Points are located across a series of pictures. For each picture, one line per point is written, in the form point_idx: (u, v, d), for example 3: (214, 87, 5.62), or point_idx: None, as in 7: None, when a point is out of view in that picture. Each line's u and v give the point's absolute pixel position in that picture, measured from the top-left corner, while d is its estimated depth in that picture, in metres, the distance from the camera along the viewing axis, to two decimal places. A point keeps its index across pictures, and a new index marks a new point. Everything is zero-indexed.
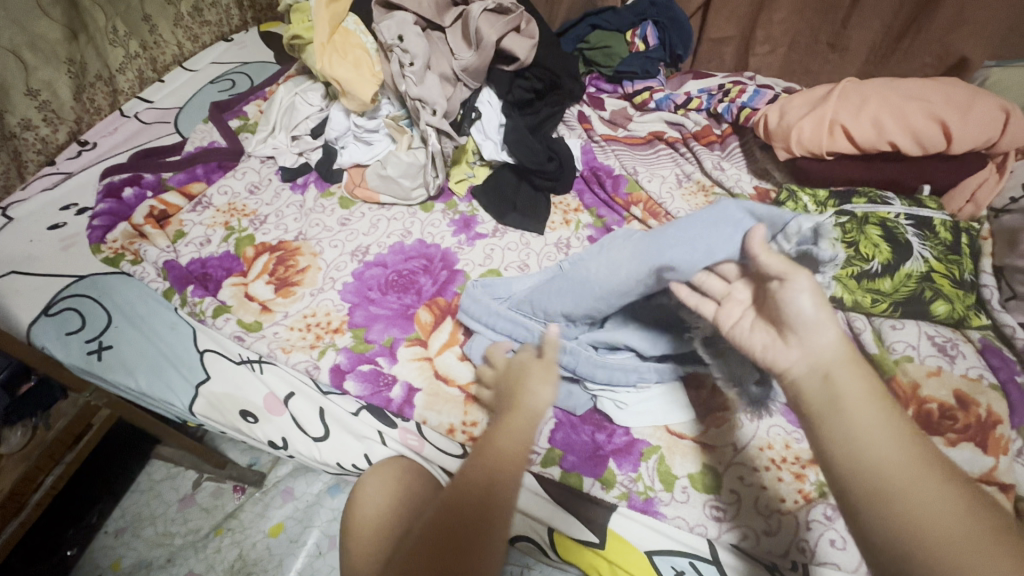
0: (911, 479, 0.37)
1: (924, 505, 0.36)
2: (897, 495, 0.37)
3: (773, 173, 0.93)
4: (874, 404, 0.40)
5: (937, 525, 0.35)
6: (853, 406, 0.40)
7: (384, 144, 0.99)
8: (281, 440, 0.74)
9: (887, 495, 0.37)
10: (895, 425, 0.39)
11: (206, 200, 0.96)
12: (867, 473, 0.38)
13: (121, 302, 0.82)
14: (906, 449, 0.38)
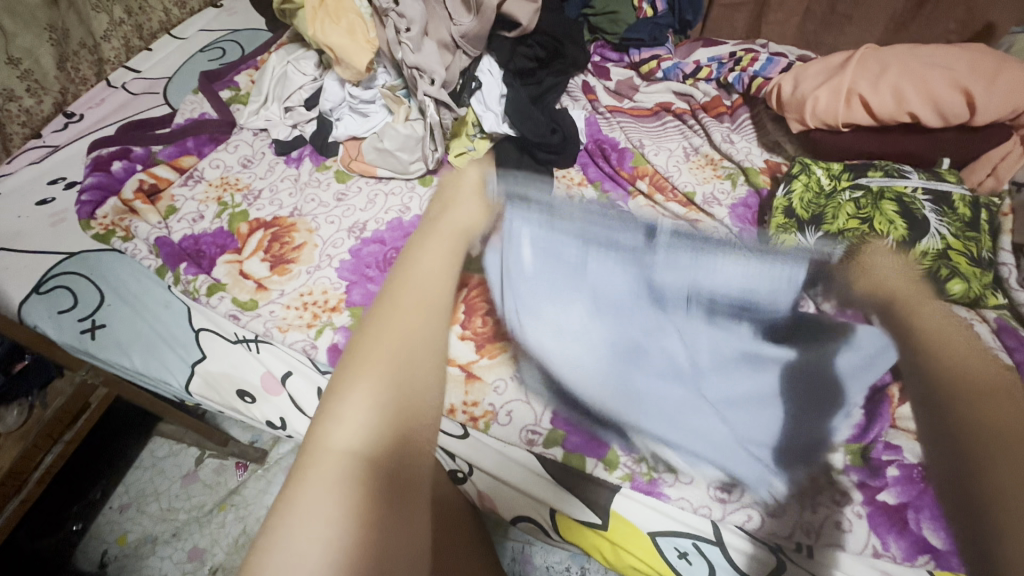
0: (966, 383, 0.54)
1: (977, 404, 0.52)
2: (945, 393, 0.54)
3: (785, 146, 0.89)
4: (944, 325, 0.59)
5: (964, 381, 0.54)
6: (939, 342, 0.57)
7: (380, 115, 0.95)
8: (279, 420, 0.73)
9: (943, 388, 0.55)
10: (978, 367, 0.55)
11: (197, 173, 0.93)
12: (940, 379, 0.55)
13: (114, 280, 0.80)
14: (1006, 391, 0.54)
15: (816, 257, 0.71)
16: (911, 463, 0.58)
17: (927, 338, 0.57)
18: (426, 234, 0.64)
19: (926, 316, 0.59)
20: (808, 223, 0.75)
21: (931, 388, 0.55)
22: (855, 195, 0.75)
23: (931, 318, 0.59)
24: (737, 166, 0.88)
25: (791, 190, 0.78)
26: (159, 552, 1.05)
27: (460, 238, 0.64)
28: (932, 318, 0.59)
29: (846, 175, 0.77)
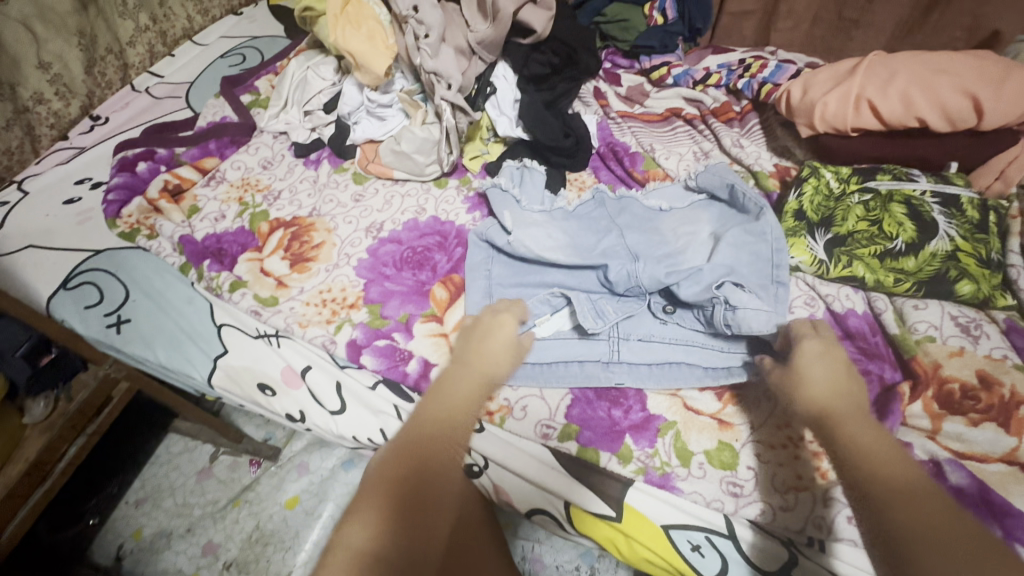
0: (907, 489, 0.47)
1: (903, 510, 0.45)
2: (891, 496, 0.46)
3: (794, 150, 0.92)
4: (878, 437, 0.52)
5: (900, 490, 0.47)
6: (874, 450, 0.51)
7: (397, 119, 0.97)
8: (298, 413, 0.73)
9: (885, 492, 0.47)
10: (915, 477, 0.48)
11: (219, 174, 0.96)
12: (886, 479, 0.48)
13: (139, 277, 0.82)
14: (923, 492, 0.47)
15: (825, 260, 0.74)
16: (921, 459, 0.59)
17: (859, 448, 0.51)
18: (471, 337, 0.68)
19: (860, 428, 0.53)
20: (817, 226, 0.76)
21: (867, 487, 0.48)
22: (864, 198, 0.77)
23: (884, 452, 0.50)
24: (746, 169, 0.91)
25: (801, 193, 0.79)
26: (174, 547, 1.07)
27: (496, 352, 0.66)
28: (905, 469, 0.49)
29: (855, 178, 0.79)
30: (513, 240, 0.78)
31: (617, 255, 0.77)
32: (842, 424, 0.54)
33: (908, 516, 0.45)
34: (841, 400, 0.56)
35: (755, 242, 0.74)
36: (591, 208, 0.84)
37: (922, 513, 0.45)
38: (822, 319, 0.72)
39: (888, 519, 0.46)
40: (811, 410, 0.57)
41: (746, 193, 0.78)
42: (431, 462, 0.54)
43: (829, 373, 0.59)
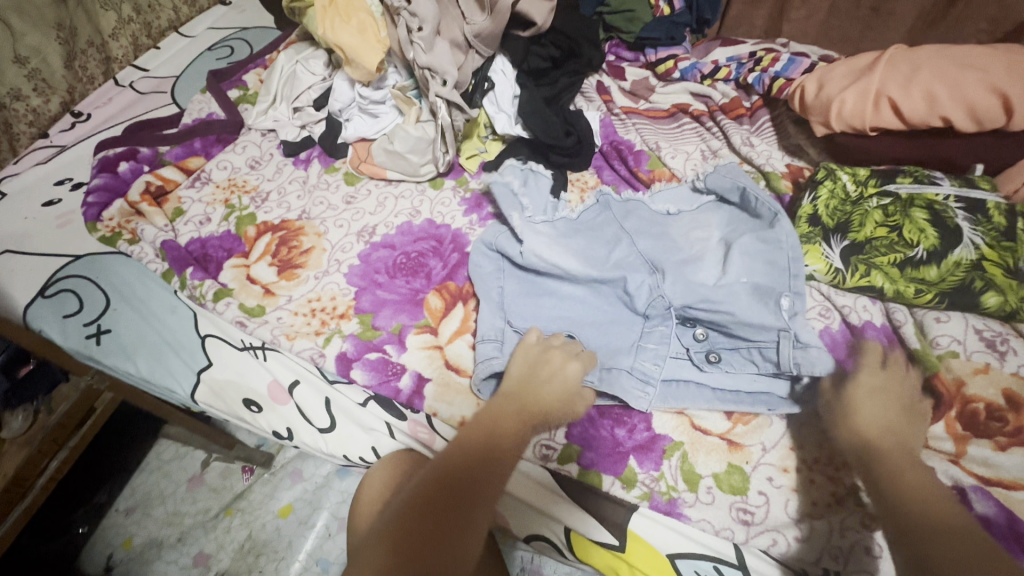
0: (948, 527, 0.44)
1: (947, 543, 0.43)
2: (925, 530, 0.45)
3: (808, 150, 0.87)
4: (926, 479, 0.50)
5: (945, 528, 0.44)
6: (912, 488, 0.49)
7: (390, 117, 0.93)
8: (286, 431, 0.70)
9: (912, 523, 0.46)
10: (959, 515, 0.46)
11: (205, 175, 0.92)
12: (908, 512, 0.47)
13: (120, 285, 0.79)
14: (968, 533, 0.44)
15: (841, 269, 0.70)
16: (943, 486, 0.56)
17: (894, 482, 0.50)
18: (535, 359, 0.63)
19: (908, 468, 0.51)
20: (833, 231, 0.72)
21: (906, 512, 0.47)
22: (883, 202, 0.72)
23: (925, 485, 0.49)
24: (757, 169, 0.87)
25: (816, 197, 0.75)
26: (165, 557, 1.05)
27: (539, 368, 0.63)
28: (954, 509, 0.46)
29: (874, 180, 0.74)
30: (524, 251, 0.72)
31: (631, 267, 0.73)
32: (882, 462, 0.52)
33: (947, 548, 0.43)
34: (887, 435, 0.55)
35: (770, 251, 0.69)
36: (597, 213, 0.79)
37: (938, 542, 0.43)
38: (838, 332, 0.69)
39: (916, 547, 0.44)
40: (854, 441, 0.56)
41: (758, 197, 0.74)
42: (470, 504, 0.48)
43: (885, 406, 0.57)
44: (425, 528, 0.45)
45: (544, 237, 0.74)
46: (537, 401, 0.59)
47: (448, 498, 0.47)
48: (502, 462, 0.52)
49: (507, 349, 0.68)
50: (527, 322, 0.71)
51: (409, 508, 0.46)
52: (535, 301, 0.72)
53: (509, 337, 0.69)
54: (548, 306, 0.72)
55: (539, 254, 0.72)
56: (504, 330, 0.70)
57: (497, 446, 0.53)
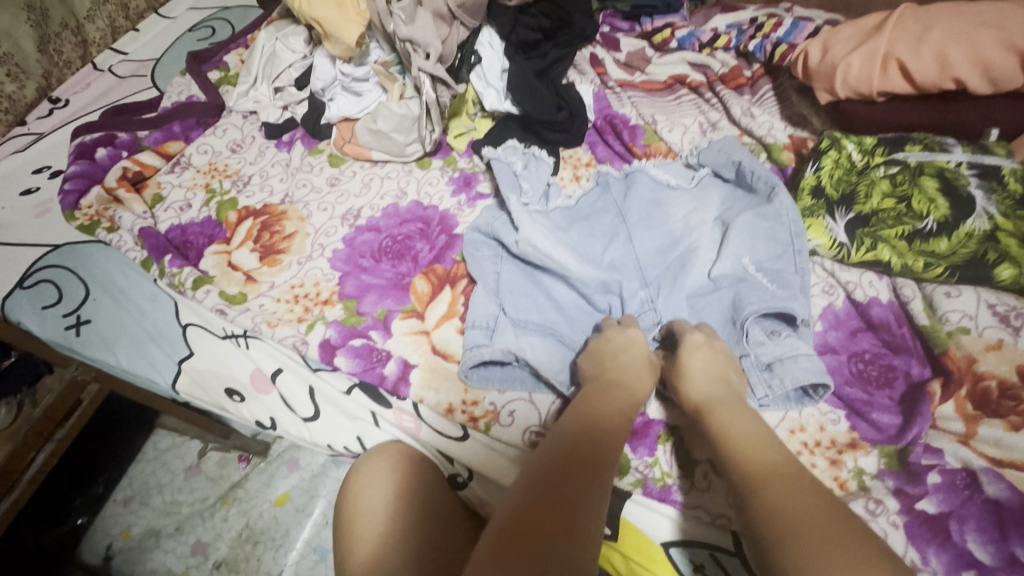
0: (775, 477, 0.44)
1: (782, 492, 0.43)
2: (756, 486, 0.44)
3: (812, 120, 0.83)
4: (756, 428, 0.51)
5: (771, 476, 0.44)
6: (739, 442, 0.49)
7: (374, 95, 0.90)
8: (269, 420, 0.68)
9: (749, 480, 0.45)
10: (779, 458, 0.47)
11: (184, 159, 0.89)
12: (741, 469, 0.47)
13: (99, 274, 0.76)
14: (787, 477, 0.44)
15: (846, 243, 0.67)
16: (953, 468, 0.53)
17: (727, 437, 0.50)
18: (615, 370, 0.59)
19: (737, 418, 0.52)
20: (837, 205, 0.69)
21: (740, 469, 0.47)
22: (891, 170, 0.69)
23: (762, 448, 0.48)
24: (758, 141, 0.83)
25: (819, 167, 0.72)
26: (162, 546, 1.04)
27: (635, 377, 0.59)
28: (776, 454, 0.47)
29: (881, 149, 0.71)
30: (519, 239, 0.69)
31: (627, 268, 0.71)
32: (716, 412, 0.53)
33: (779, 497, 0.42)
34: (713, 389, 0.56)
35: (770, 227, 0.68)
36: (595, 197, 0.77)
37: (784, 506, 0.42)
38: (841, 309, 0.66)
39: (752, 506, 0.43)
40: (693, 400, 0.56)
41: (755, 170, 0.72)
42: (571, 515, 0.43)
43: (708, 372, 0.57)
44: (528, 546, 0.39)
45: (540, 225, 0.71)
46: (616, 393, 0.56)
47: (546, 510, 0.42)
48: (596, 462, 0.48)
49: (498, 337, 0.64)
50: (522, 315, 0.68)
51: (506, 526, 0.42)
52: (530, 296, 0.70)
53: (503, 325, 0.66)
54: (542, 300, 0.69)
55: (536, 242, 0.69)
56: (498, 318, 0.67)
57: (588, 450, 0.49)
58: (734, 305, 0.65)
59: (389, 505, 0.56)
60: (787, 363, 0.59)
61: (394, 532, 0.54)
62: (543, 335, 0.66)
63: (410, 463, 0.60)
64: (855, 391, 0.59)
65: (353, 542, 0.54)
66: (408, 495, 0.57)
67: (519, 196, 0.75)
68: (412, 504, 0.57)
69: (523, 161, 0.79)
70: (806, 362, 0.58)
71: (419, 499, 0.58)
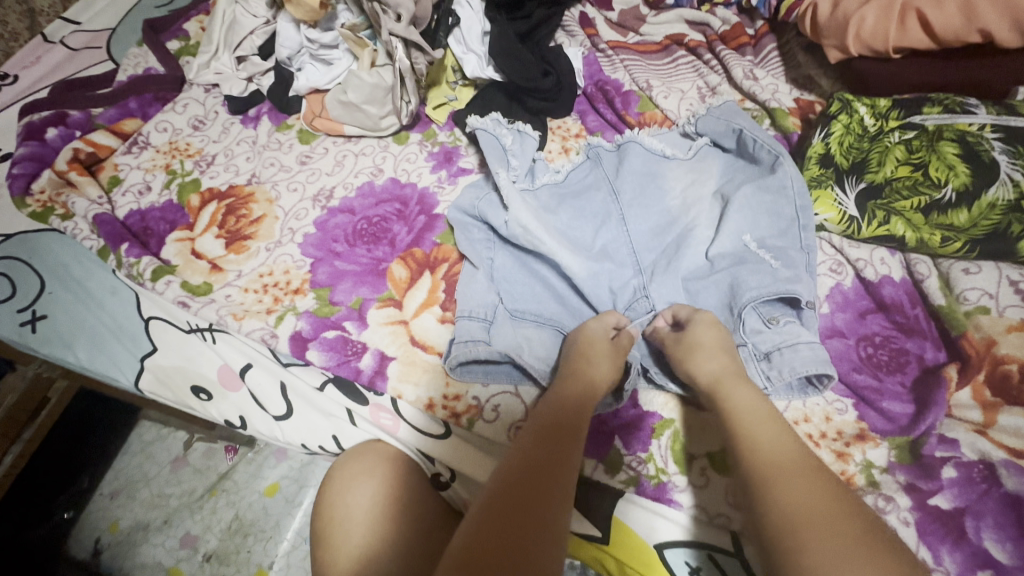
0: (789, 466, 0.42)
1: (795, 484, 0.40)
2: (765, 474, 0.42)
3: (820, 81, 0.77)
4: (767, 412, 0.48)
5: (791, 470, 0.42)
6: (750, 426, 0.46)
7: (345, 62, 0.82)
8: (239, 419, 0.64)
9: (755, 469, 0.43)
10: (793, 448, 0.44)
11: (142, 139, 0.82)
12: (749, 456, 0.44)
13: (54, 265, 0.71)
14: (800, 468, 0.42)
15: (856, 217, 0.62)
16: (969, 461, 0.49)
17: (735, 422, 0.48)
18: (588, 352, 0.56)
19: (752, 404, 0.49)
20: (847, 174, 0.64)
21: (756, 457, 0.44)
22: (906, 135, 0.63)
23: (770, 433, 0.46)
24: (761, 106, 0.77)
25: (829, 133, 0.66)
26: (151, 540, 0.96)
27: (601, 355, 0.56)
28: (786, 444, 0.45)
29: (895, 112, 0.65)
30: (508, 220, 0.64)
31: (618, 254, 0.66)
32: (728, 395, 0.50)
33: (788, 486, 0.41)
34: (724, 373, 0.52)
35: (774, 200, 0.63)
36: (585, 172, 0.71)
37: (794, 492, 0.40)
38: (850, 289, 0.61)
39: (768, 499, 0.40)
40: (703, 380, 0.52)
41: (757, 139, 0.66)
42: (536, 522, 0.40)
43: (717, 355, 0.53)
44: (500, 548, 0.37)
45: (529, 205, 0.66)
46: (586, 389, 0.53)
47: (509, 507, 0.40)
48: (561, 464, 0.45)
49: (496, 330, 0.61)
50: (520, 305, 0.64)
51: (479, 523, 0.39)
52: (526, 283, 0.65)
53: (501, 318, 0.62)
54: (539, 289, 0.65)
55: (527, 225, 0.63)
56: (496, 309, 0.63)
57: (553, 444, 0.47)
58: (732, 290, 0.59)
59: (371, 512, 0.52)
60: (786, 353, 0.54)
61: (374, 542, 0.50)
62: (540, 325, 0.63)
63: (394, 466, 0.56)
64: (864, 377, 0.55)
65: (333, 553, 0.50)
66: (391, 499, 0.53)
67: (507, 172, 0.69)
68: (396, 509, 0.53)
69: (513, 136, 0.73)
70: (806, 352, 0.54)
71: (404, 504, 0.54)
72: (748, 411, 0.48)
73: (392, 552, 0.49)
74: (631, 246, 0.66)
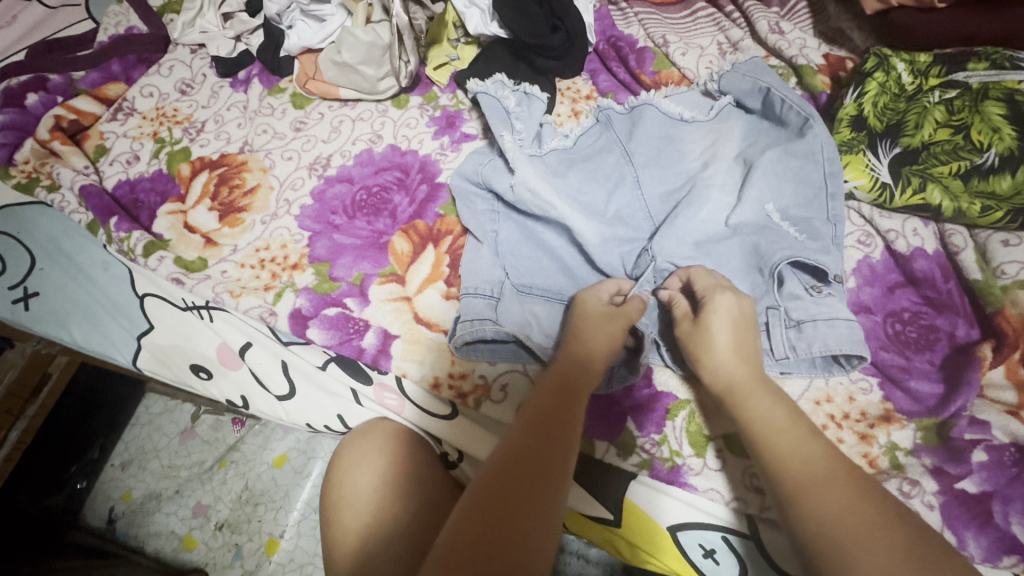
0: (823, 482, 0.40)
1: (826, 500, 0.38)
2: (803, 493, 0.39)
3: (852, 35, 0.71)
4: (786, 413, 0.45)
5: (810, 476, 0.40)
6: (781, 435, 0.43)
7: (337, 19, 0.77)
8: (241, 399, 0.63)
9: (789, 492, 0.40)
10: (818, 453, 0.42)
11: (127, 105, 0.78)
12: (783, 479, 0.41)
13: (44, 239, 0.68)
14: (841, 479, 0.40)
15: (889, 184, 0.57)
16: (1001, 444, 0.47)
17: (765, 428, 0.44)
18: (587, 323, 0.53)
19: (769, 405, 0.45)
20: (881, 137, 0.59)
21: (778, 473, 0.41)
22: (947, 95, 0.58)
23: (796, 440, 0.43)
24: (787, 64, 0.71)
25: (863, 93, 0.61)
26: (165, 509, 0.94)
27: (599, 323, 0.53)
28: (819, 448, 0.42)
29: (936, 69, 0.60)
30: (515, 183, 0.60)
31: (633, 221, 0.62)
32: (750, 400, 0.46)
33: (832, 505, 0.38)
34: (737, 367, 0.48)
35: (800, 166, 0.58)
36: (596, 137, 0.67)
37: (844, 513, 0.38)
38: (879, 262, 0.57)
39: (798, 517, 0.39)
40: (714, 380, 0.49)
41: (786, 99, 0.61)
42: (529, 499, 0.39)
43: (727, 340, 0.49)
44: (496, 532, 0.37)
45: (537, 167, 0.62)
46: (585, 361, 0.50)
47: (504, 490, 0.39)
48: (561, 442, 0.43)
49: (503, 308, 0.58)
50: (527, 279, 0.61)
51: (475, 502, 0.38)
52: (534, 256, 0.62)
53: (508, 294, 0.59)
54: (547, 262, 0.62)
55: (536, 188, 0.60)
56: (503, 285, 0.60)
57: (549, 420, 0.44)
58: (756, 262, 0.56)
59: (376, 494, 0.50)
60: (821, 326, 0.51)
61: (383, 522, 0.48)
62: (550, 301, 0.60)
63: (398, 443, 0.54)
64: (891, 355, 0.52)
65: (339, 533, 0.49)
66: (399, 475, 0.52)
67: (512, 135, 0.64)
68: (402, 488, 0.51)
69: (517, 98, 0.68)
70: (844, 329, 0.51)
71: (409, 479, 0.52)
72: (765, 415, 0.45)
73: (397, 533, 0.48)
74: (647, 217, 0.62)
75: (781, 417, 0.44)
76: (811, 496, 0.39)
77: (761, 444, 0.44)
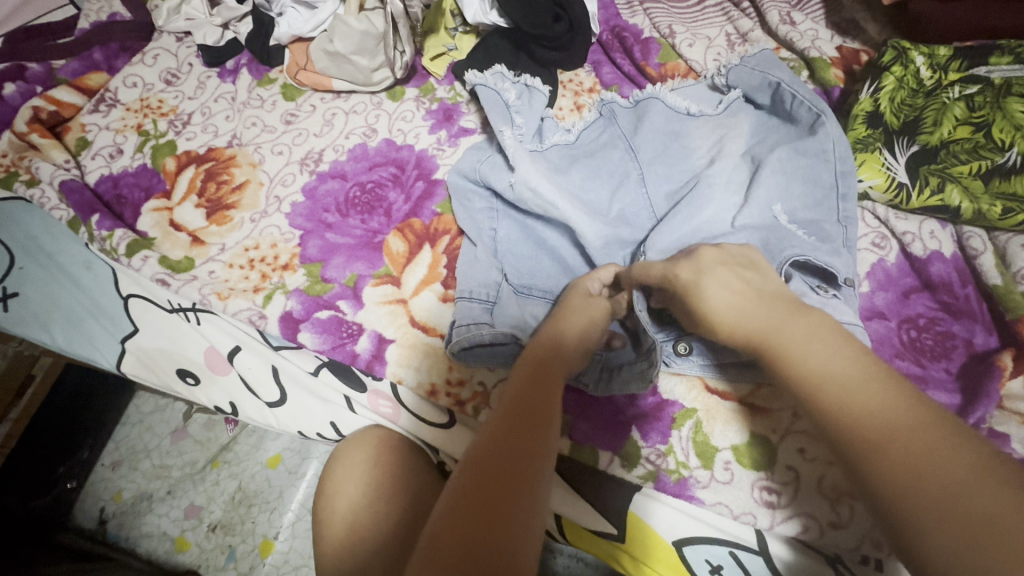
0: (893, 427, 0.33)
1: (901, 448, 0.32)
2: (866, 449, 0.33)
3: (866, 26, 0.68)
4: (831, 350, 0.38)
5: (879, 424, 0.33)
6: (823, 379, 0.36)
7: (329, 6, 0.73)
8: (230, 405, 0.61)
9: (853, 448, 0.34)
10: (875, 392, 0.35)
11: (110, 95, 0.75)
12: (843, 433, 0.34)
13: (23, 237, 0.65)
14: (911, 419, 0.33)
15: (906, 185, 0.55)
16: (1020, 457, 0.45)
17: (808, 377, 0.37)
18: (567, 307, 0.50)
19: (810, 345, 0.38)
20: (898, 135, 0.57)
21: (836, 429, 0.35)
22: (968, 91, 0.56)
23: (852, 378, 0.36)
24: (798, 56, 0.68)
25: (880, 88, 0.58)
26: (156, 510, 0.92)
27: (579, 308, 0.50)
28: (876, 385, 0.35)
29: (956, 63, 0.57)
30: (514, 182, 0.58)
31: (637, 221, 0.59)
32: (785, 345, 0.39)
33: (902, 453, 0.32)
34: (759, 312, 0.41)
35: (811, 165, 0.56)
36: (599, 132, 0.64)
37: (926, 469, 0.31)
38: (893, 265, 0.55)
39: (873, 474, 0.32)
40: (735, 328, 0.42)
41: (796, 94, 0.58)
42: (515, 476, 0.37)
43: (737, 289, 0.43)
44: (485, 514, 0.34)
45: (538, 165, 0.59)
46: (557, 343, 0.47)
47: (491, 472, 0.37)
48: (540, 425, 0.40)
49: (500, 311, 0.56)
50: (527, 281, 0.59)
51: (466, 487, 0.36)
52: (534, 256, 0.60)
53: (506, 296, 0.57)
54: (548, 264, 0.59)
55: (536, 188, 0.57)
56: (501, 287, 0.57)
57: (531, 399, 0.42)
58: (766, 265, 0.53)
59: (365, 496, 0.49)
60: None
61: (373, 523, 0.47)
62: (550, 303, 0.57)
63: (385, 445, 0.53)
64: (907, 364, 0.50)
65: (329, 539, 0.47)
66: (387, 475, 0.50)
67: (512, 130, 0.62)
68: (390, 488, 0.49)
69: (517, 90, 0.65)
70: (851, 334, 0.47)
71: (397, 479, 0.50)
72: (808, 357, 0.38)
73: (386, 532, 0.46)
74: (653, 217, 0.59)
75: (827, 354, 0.37)
76: (880, 448, 0.32)
77: (808, 398, 0.37)
